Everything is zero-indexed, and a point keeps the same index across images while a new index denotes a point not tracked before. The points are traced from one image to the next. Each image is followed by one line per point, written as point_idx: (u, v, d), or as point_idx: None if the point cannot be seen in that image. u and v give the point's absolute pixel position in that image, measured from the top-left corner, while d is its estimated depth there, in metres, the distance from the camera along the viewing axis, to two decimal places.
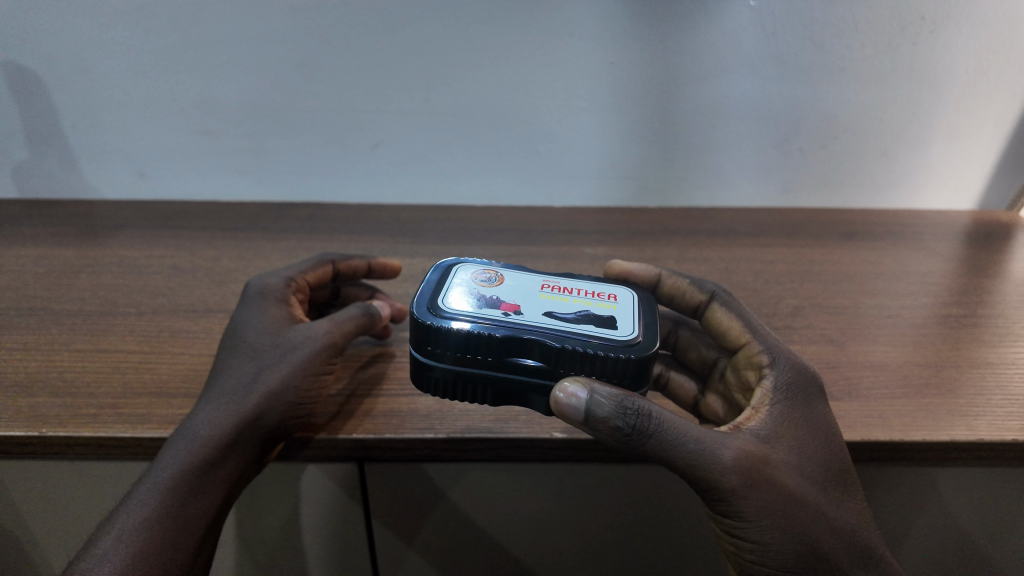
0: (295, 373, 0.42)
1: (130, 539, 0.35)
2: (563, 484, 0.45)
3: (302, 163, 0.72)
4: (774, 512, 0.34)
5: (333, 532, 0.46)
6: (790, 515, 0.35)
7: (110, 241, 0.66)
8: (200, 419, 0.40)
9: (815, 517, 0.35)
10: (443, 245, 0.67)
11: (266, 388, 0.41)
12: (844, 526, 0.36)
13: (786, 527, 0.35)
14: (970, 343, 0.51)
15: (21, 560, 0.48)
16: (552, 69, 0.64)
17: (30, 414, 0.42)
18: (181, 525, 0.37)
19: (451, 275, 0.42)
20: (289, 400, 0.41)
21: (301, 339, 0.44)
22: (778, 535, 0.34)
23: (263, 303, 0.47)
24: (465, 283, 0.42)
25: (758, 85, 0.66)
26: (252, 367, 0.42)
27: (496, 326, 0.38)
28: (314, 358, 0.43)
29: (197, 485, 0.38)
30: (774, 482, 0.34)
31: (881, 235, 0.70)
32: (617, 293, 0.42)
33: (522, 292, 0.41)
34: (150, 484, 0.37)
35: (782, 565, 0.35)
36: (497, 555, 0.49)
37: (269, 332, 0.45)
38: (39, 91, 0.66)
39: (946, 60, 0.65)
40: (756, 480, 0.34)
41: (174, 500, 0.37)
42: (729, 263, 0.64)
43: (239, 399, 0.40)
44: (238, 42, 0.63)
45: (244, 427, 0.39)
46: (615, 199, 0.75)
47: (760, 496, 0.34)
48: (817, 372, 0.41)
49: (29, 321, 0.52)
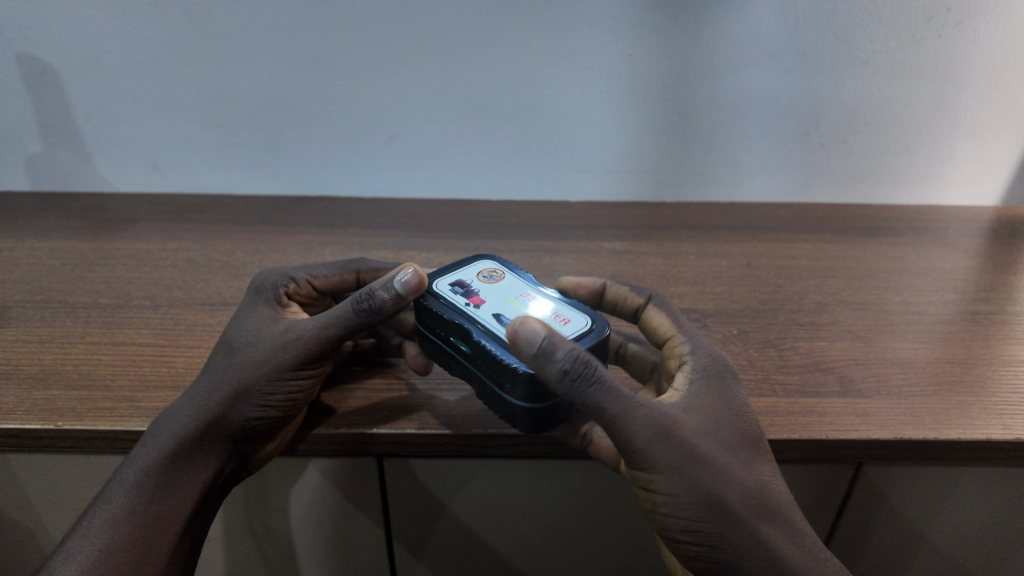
0: (263, 374, 0.39)
1: (96, 535, 0.35)
2: (579, 483, 0.44)
3: (317, 156, 0.71)
4: (683, 473, 0.33)
5: (340, 530, 0.45)
6: (696, 472, 0.33)
7: (123, 234, 0.66)
8: (173, 414, 0.39)
9: (728, 480, 0.33)
10: (459, 239, 0.66)
11: (235, 387, 0.39)
12: (761, 491, 0.34)
13: (705, 490, 0.33)
14: (1000, 340, 0.50)
15: (34, 555, 0.47)
16: (571, 61, 0.63)
17: (45, 406, 0.42)
18: (152, 523, 0.36)
19: (470, 266, 0.45)
20: (257, 402, 0.39)
21: (272, 345, 0.40)
22: (686, 495, 0.33)
23: (257, 299, 0.45)
24: (471, 273, 0.44)
25: (779, 78, 0.64)
26: (223, 366, 0.40)
27: (448, 311, 0.40)
28: (280, 365, 0.39)
29: (167, 482, 0.37)
30: (679, 439, 0.33)
31: (904, 231, 0.69)
32: (575, 318, 0.40)
33: (502, 293, 0.42)
34: (121, 481, 0.37)
35: (710, 534, 0.33)
36: (507, 559, 0.48)
37: (250, 332, 0.42)
38: (52, 84, 0.66)
39: (972, 53, 0.64)
40: (666, 439, 0.33)
41: (144, 496, 0.36)
42: (750, 258, 0.63)
43: (207, 396, 0.39)
44: (253, 33, 0.62)
45: (216, 424, 0.38)
46: (633, 194, 0.74)
47: (668, 455, 0.33)
48: (732, 360, 0.40)
49: (43, 314, 0.52)
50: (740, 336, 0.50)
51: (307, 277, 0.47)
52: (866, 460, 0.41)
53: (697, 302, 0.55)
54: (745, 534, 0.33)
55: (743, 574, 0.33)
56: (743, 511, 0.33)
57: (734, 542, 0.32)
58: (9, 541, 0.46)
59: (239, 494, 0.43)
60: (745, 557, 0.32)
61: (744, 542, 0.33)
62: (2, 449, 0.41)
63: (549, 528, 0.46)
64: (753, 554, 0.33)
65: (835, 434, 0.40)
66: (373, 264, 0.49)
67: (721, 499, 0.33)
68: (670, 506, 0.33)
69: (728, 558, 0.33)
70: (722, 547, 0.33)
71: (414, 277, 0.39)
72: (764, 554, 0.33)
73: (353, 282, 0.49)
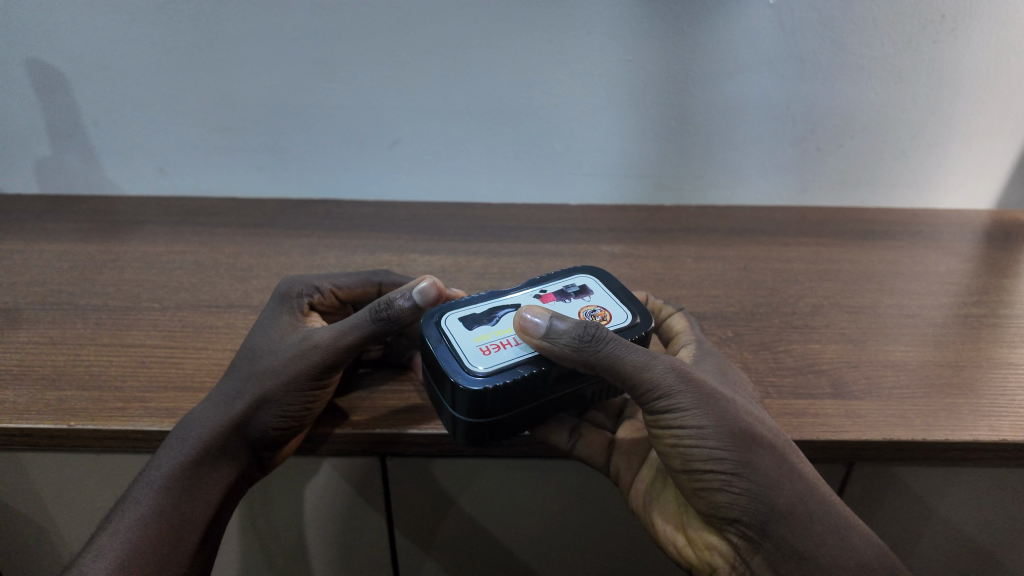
0: (282, 384, 0.40)
1: (125, 535, 0.36)
2: (579, 480, 0.45)
3: (321, 160, 0.72)
4: (711, 406, 0.35)
5: (346, 527, 0.47)
6: (719, 408, 0.35)
7: (131, 237, 0.67)
8: (195, 418, 0.40)
9: (748, 418, 0.36)
10: (461, 242, 0.67)
11: (257, 394, 0.40)
12: (773, 434, 0.37)
13: (732, 425, 0.35)
14: (990, 343, 0.51)
15: (47, 551, 0.48)
16: (571, 66, 0.64)
17: (60, 406, 0.43)
18: (177, 524, 0.37)
19: (617, 294, 0.45)
20: (277, 410, 0.40)
21: (292, 353, 0.41)
22: (715, 428, 0.35)
23: (280, 307, 0.46)
24: (595, 295, 0.44)
25: (777, 83, 0.65)
26: (246, 372, 0.41)
27: (558, 283, 0.46)
28: (299, 374, 0.40)
29: (191, 484, 0.38)
30: (697, 379, 0.36)
31: (899, 235, 0.70)
32: (500, 354, 0.38)
33: (563, 307, 0.43)
34: (147, 481, 0.38)
35: (744, 468, 0.34)
36: (509, 555, 0.49)
37: (271, 341, 0.43)
38: (62, 89, 0.67)
39: (967, 59, 0.64)
40: (689, 377, 0.36)
41: (169, 498, 0.38)
42: (747, 261, 0.64)
43: (229, 402, 0.40)
44: (258, 39, 0.63)
45: (238, 430, 0.40)
46: (632, 197, 0.75)
47: (694, 391, 0.35)
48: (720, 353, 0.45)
49: (54, 315, 0.53)
50: (736, 338, 0.51)
51: (331, 287, 0.48)
52: (858, 460, 0.42)
53: (694, 305, 0.56)
54: (772, 464, 0.35)
55: (772, 504, 0.34)
56: (767, 445, 0.35)
57: (764, 473, 0.35)
58: (22, 538, 0.47)
59: (249, 493, 0.45)
60: (775, 487, 0.34)
61: (772, 474, 0.35)
62: (17, 448, 0.43)
63: (552, 526, 0.47)
64: (781, 485, 0.35)
65: (827, 434, 0.41)
66: (394, 278, 0.50)
67: (747, 433, 0.35)
68: (701, 443, 0.35)
69: (760, 490, 0.34)
70: (753, 478, 0.34)
71: (432, 286, 0.40)
72: (789, 487, 0.35)
73: (373, 293, 0.50)
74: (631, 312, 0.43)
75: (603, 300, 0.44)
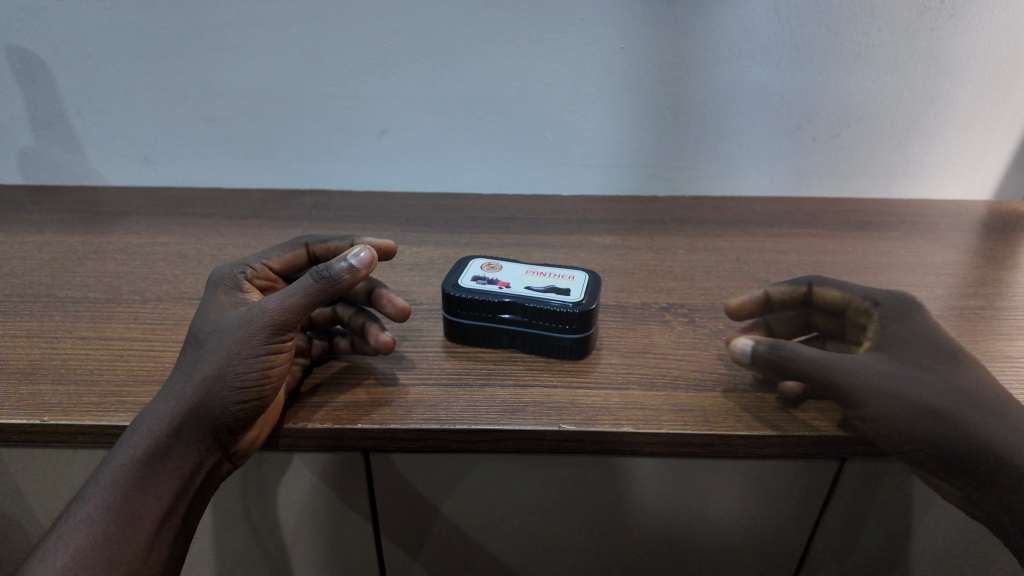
0: (234, 357, 0.37)
1: (73, 536, 0.33)
2: (565, 478, 0.43)
3: (307, 150, 0.71)
4: (888, 391, 0.39)
5: (325, 525, 0.45)
6: (895, 391, 0.39)
7: (114, 228, 0.66)
8: (148, 413, 0.37)
9: (929, 392, 0.39)
10: (449, 233, 0.66)
11: (207, 373, 0.37)
12: (957, 390, 0.39)
13: (910, 400, 0.38)
14: (987, 335, 0.50)
15: (25, 549, 0.47)
16: (561, 54, 0.63)
17: (34, 401, 0.42)
18: (129, 520, 0.34)
19: (472, 296, 0.47)
20: (231, 385, 0.37)
21: (238, 326, 0.39)
22: (898, 405, 0.38)
23: (216, 293, 0.43)
24: (489, 285, 0.48)
25: (771, 71, 0.64)
26: (194, 357, 0.39)
27: (530, 295, 0.47)
28: (249, 345, 0.38)
29: (144, 479, 0.35)
30: (874, 372, 0.39)
31: (895, 226, 0.69)
32: (580, 272, 0.50)
33: (521, 278, 0.49)
34: (97, 482, 0.35)
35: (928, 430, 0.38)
36: (494, 553, 0.47)
37: (216, 321, 0.41)
38: (44, 77, 0.66)
39: (965, 46, 0.63)
40: (875, 372, 0.39)
41: (122, 494, 0.34)
42: (740, 253, 0.63)
43: (182, 387, 0.37)
44: (244, 24, 0.62)
45: (194, 414, 0.36)
46: (625, 188, 0.74)
47: (874, 372, 0.39)
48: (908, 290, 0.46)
49: (32, 308, 0.52)
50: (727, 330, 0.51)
51: (264, 261, 0.47)
52: (850, 457, 0.41)
53: (686, 297, 0.55)
54: (955, 422, 0.38)
55: (966, 446, 0.37)
56: (956, 409, 0.38)
57: (957, 429, 0.38)
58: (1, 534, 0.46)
59: (227, 493, 0.43)
60: (967, 438, 0.37)
61: (958, 429, 0.38)
62: None
63: (542, 530, 0.46)
64: (974, 437, 0.37)
65: (821, 429, 0.40)
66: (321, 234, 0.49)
67: (926, 404, 0.38)
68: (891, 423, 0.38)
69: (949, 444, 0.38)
70: (942, 427, 0.38)
71: (365, 252, 0.40)
72: (975, 435, 0.38)
73: (304, 257, 0.49)
74: (464, 281, 0.49)
75: (489, 276, 0.49)
